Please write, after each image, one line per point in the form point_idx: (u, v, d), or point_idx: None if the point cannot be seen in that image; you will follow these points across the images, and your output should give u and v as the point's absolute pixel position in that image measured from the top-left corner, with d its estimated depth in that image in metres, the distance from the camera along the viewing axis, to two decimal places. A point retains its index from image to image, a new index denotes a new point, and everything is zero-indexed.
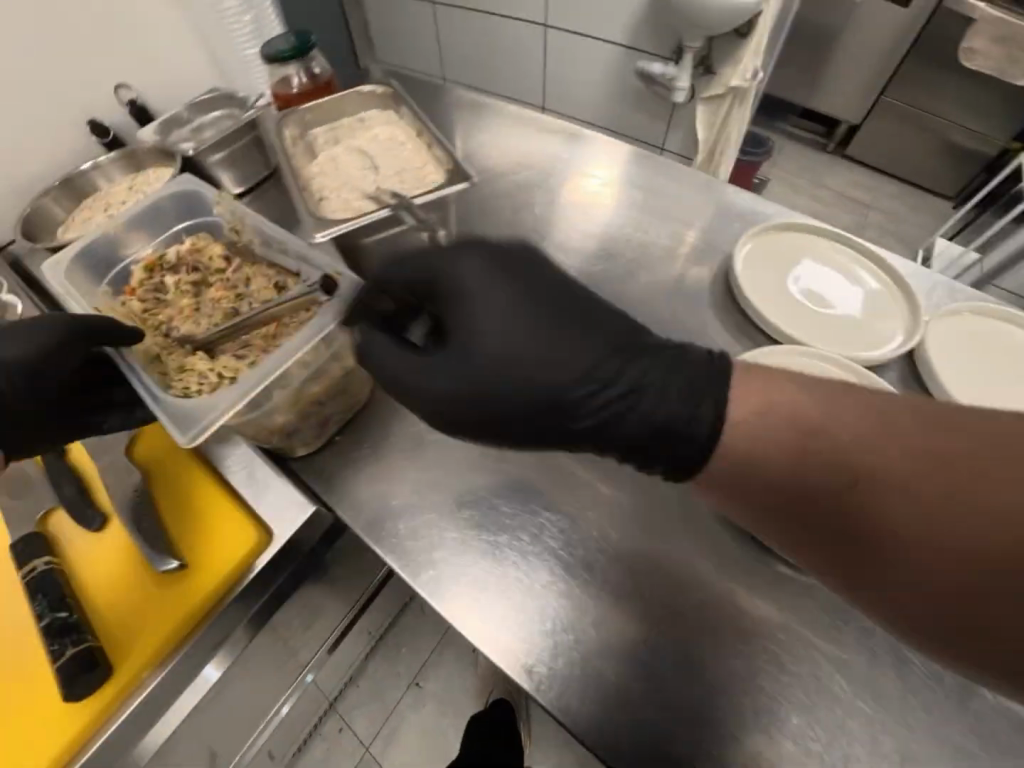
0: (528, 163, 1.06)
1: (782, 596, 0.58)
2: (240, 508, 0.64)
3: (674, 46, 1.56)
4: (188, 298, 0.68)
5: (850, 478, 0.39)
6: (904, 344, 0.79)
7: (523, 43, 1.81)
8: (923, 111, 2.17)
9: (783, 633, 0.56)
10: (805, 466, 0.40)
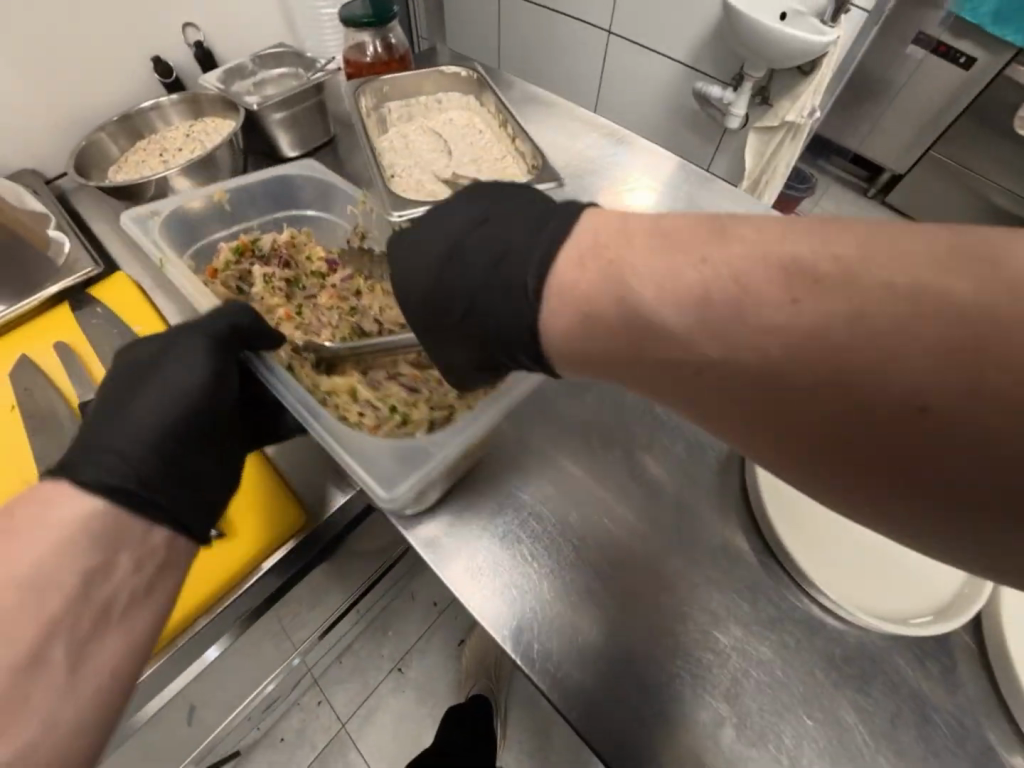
0: (579, 162, 1.06)
1: (811, 641, 0.53)
2: (274, 489, 0.63)
3: (736, 72, 1.55)
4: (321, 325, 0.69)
5: (869, 345, 0.24)
6: None
7: (584, 51, 1.81)
8: (970, 171, 2.16)
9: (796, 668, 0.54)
10: (755, 383, 0.27)
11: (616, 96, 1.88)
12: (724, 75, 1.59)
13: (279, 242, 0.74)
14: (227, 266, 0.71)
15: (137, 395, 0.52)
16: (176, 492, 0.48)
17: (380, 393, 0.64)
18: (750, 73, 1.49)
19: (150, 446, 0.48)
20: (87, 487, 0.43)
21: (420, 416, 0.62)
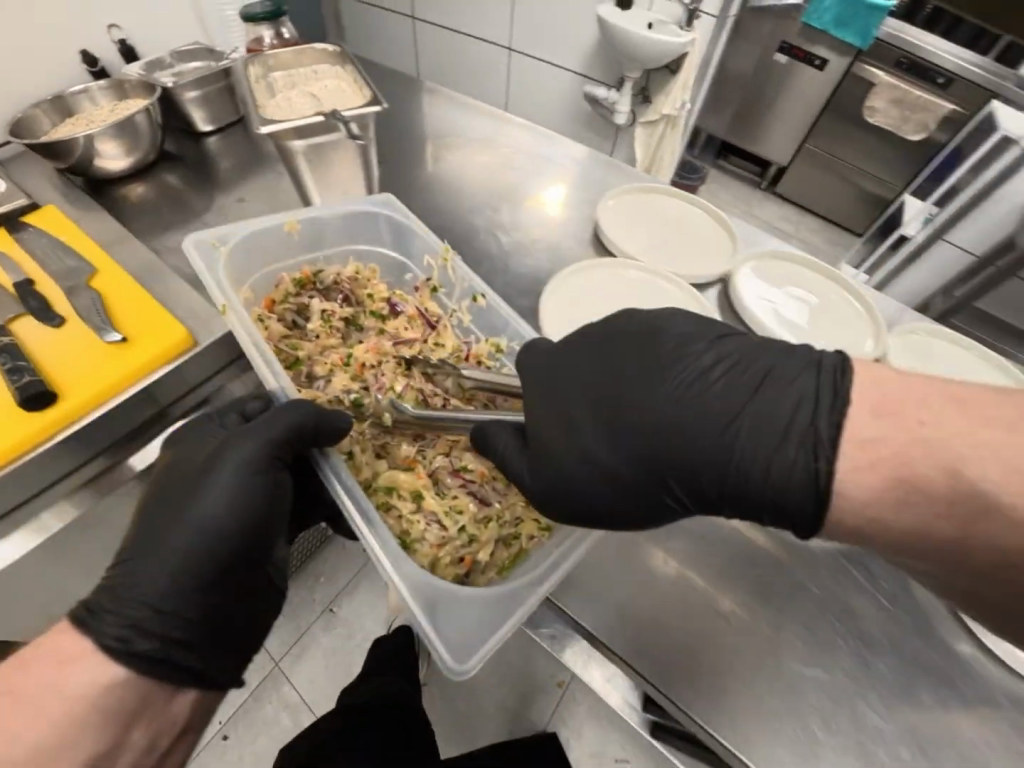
0: (487, 159, 1.12)
1: None
2: (170, 316, 0.73)
3: (618, 76, 1.81)
4: (390, 443, 0.71)
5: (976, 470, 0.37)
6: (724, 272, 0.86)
7: (492, 65, 2.06)
8: (840, 160, 2.49)
9: None
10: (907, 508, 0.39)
11: (524, 103, 2.12)
12: (609, 79, 1.85)
13: (342, 279, 0.81)
14: (287, 299, 0.78)
15: (194, 504, 0.56)
16: (202, 617, 0.54)
17: (449, 505, 0.67)
18: (628, 75, 1.74)
19: (187, 584, 0.54)
20: (118, 656, 0.49)
21: (489, 534, 0.66)
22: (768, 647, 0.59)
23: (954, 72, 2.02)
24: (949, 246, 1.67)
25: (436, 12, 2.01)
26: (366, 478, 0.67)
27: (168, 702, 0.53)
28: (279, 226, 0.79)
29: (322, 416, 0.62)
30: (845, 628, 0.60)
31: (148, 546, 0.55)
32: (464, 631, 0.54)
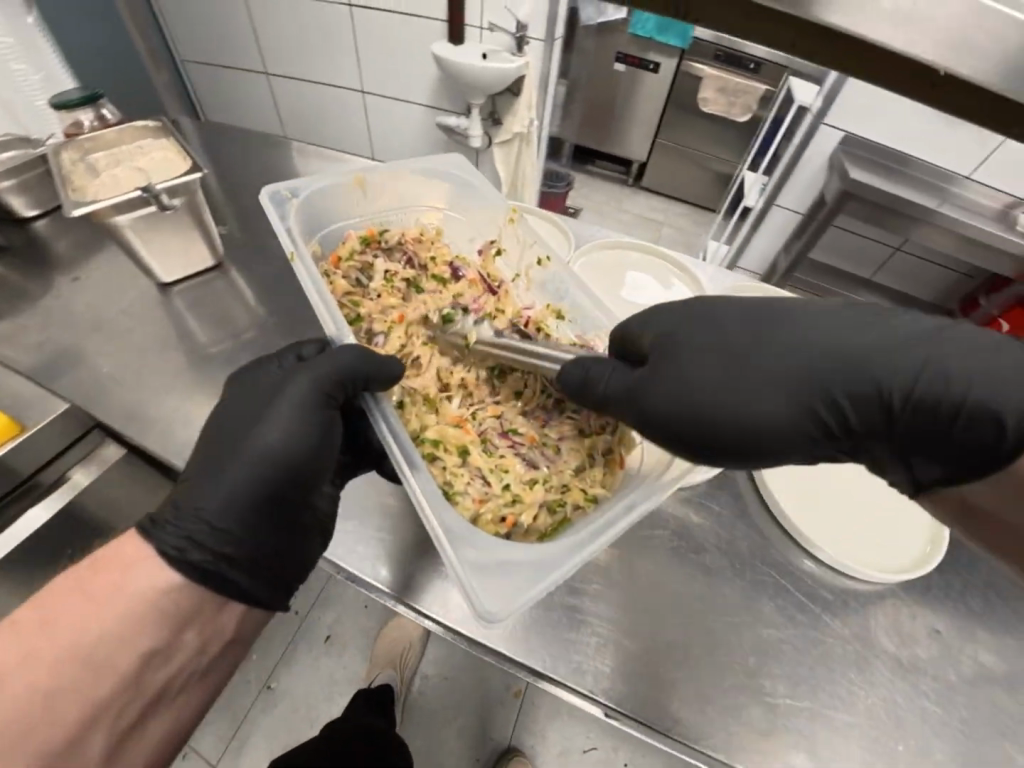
0: None
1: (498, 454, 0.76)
2: None
3: (466, 104, 1.91)
4: (445, 399, 0.81)
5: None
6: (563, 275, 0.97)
7: (350, 109, 2.11)
8: (689, 148, 2.74)
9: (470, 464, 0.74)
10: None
11: (387, 141, 2.18)
12: (460, 107, 1.94)
13: (404, 241, 0.93)
14: (352, 256, 0.90)
15: (254, 436, 0.61)
16: (256, 543, 0.59)
17: (497, 465, 0.75)
18: (474, 102, 1.84)
19: (244, 506, 0.59)
20: (174, 563, 0.55)
21: (532, 494, 0.71)
22: (649, 601, 0.63)
23: (761, 58, 2.26)
24: (782, 210, 1.91)
25: (283, 66, 2.04)
26: (414, 426, 0.75)
27: (217, 612, 0.59)
28: (346, 186, 0.95)
29: (370, 366, 0.66)
30: (715, 565, 0.66)
31: (216, 469, 0.60)
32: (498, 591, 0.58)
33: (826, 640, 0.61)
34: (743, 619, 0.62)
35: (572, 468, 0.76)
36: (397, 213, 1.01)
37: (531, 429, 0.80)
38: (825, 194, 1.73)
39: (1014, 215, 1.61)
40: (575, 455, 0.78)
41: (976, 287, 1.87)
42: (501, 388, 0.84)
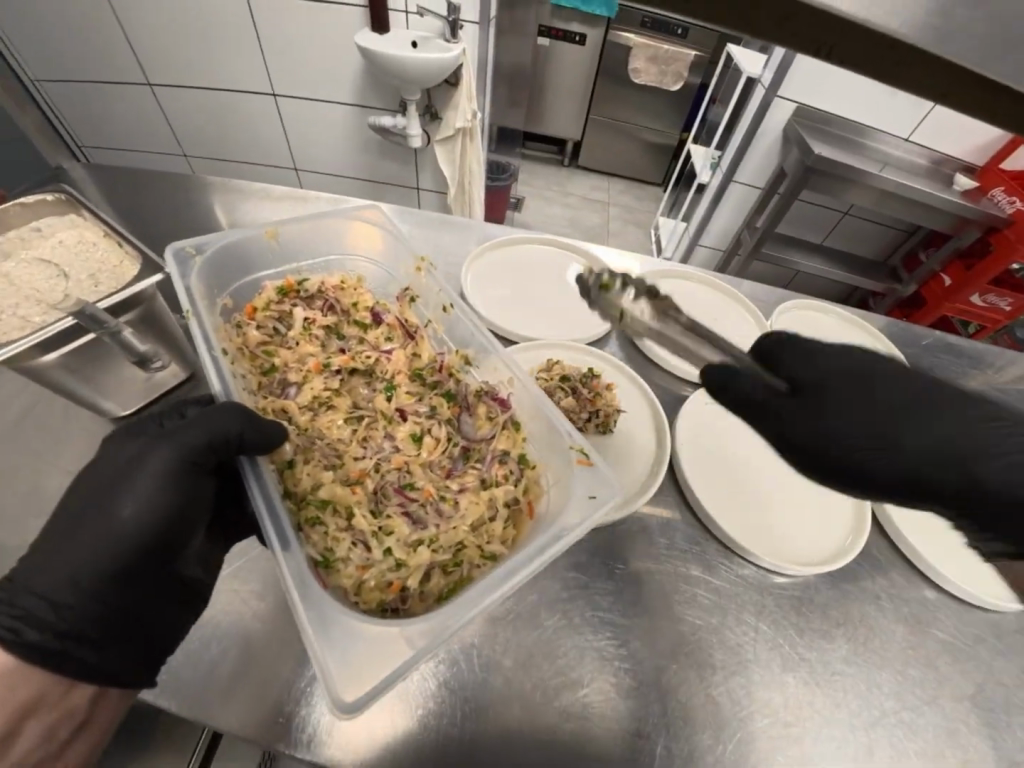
0: None
1: (588, 574, 0.61)
2: None
3: (398, 100, 1.67)
4: (339, 452, 0.63)
5: None
6: (610, 320, 0.87)
7: (257, 113, 1.80)
8: (624, 122, 2.56)
9: (559, 597, 0.59)
10: None
11: (310, 147, 1.91)
12: (392, 104, 1.71)
13: (326, 287, 0.78)
14: (269, 305, 0.75)
15: (114, 494, 0.48)
16: (104, 622, 0.46)
17: (381, 525, 0.58)
18: (409, 98, 1.60)
19: (98, 583, 0.46)
20: (6, 648, 0.43)
21: (419, 558, 0.55)
22: (817, 726, 0.53)
23: (688, 22, 2.16)
24: (740, 185, 1.84)
25: (167, 71, 1.71)
26: (305, 486, 0.58)
27: (67, 691, 0.46)
28: (258, 236, 0.77)
29: (254, 425, 0.54)
30: (862, 658, 0.58)
31: (70, 531, 0.47)
32: (346, 667, 0.46)
33: (993, 731, 0.55)
34: (909, 719, 0.55)
35: (469, 523, 0.59)
36: (314, 259, 0.83)
37: (433, 481, 0.63)
38: (784, 166, 1.66)
39: (944, 169, 1.65)
40: (474, 507, 0.60)
41: (913, 242, 1.87)
42: (401, 431, 0.67)
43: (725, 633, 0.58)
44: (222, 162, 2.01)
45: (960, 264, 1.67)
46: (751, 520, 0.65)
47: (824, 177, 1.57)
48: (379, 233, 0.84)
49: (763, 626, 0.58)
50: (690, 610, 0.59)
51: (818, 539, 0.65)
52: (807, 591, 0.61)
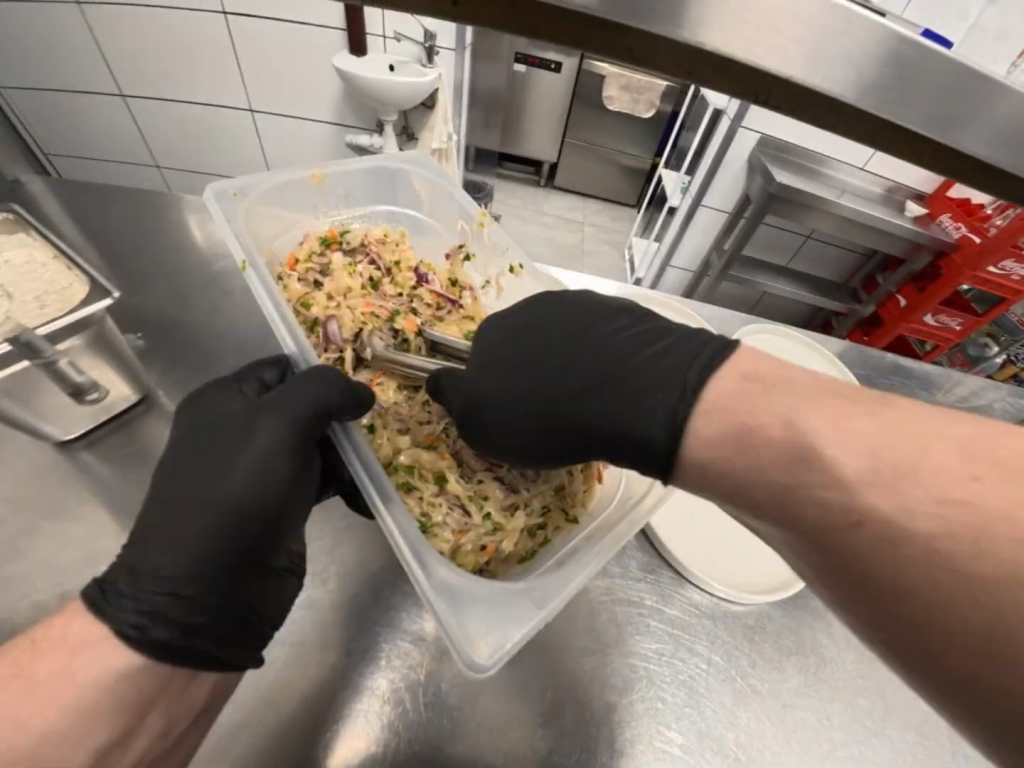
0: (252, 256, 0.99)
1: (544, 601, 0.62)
2: None
3: (376, 120, 1.70)
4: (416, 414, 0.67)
5: None
6: None
7: (233, 128, 1.80)
8: (599, 145, 2.63)
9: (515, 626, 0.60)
10: None
11: (286, 163, 1.91)
12: (370, 124, 1.73)
13: (369, 240, 0.78)
14: (310, 258, 0.74)
15: (225, 473, 0.50)
16: (227, 605, 0.48)
17: (475, 490, 0.64)
18: (385, 119, 1.63)
19: (217, 567, 0.47)
20: (136, 646, 0.43)
21: (515, 524, 0.61)
22: (759, 747, 0.55)
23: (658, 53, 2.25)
24: (709, 210, 1.91)
25: (144, 85, 1.71)
26: (385, 457, 0.62)
27: (185, 685, 0.47)
28: (305, 181, 0.78)
29: (348, 391, 0.56)
30: (806, 679, 0.59)
31: (185, 518, 0.48)
32: (477, 629, 0.49)
33: (931, 748, 0.57)
34: (848, 738, 0.57)
35: (552, 491, 0.65)
36: (353, 213, 0.85)
37: (509, 448, 0.68)
38: (749, 192, 1.73)
39: (897, 197, 1.73)
40: (553, 473, 0.66)
41: (870, 266, 1.95)
42: None
43: (678, 665, 0.59)
44: (197, 175, 2.00)
45: (913, 286, 1.74)
46: (707, 548, 0.66)
47: (787, 204, 1.64)
48: (410, 187, 0.86)
49: (716, 657, 0.60)
50: (642, 635, 0.60)
51: (771, 570, 0.66)
52: (761, 621, 0.63)
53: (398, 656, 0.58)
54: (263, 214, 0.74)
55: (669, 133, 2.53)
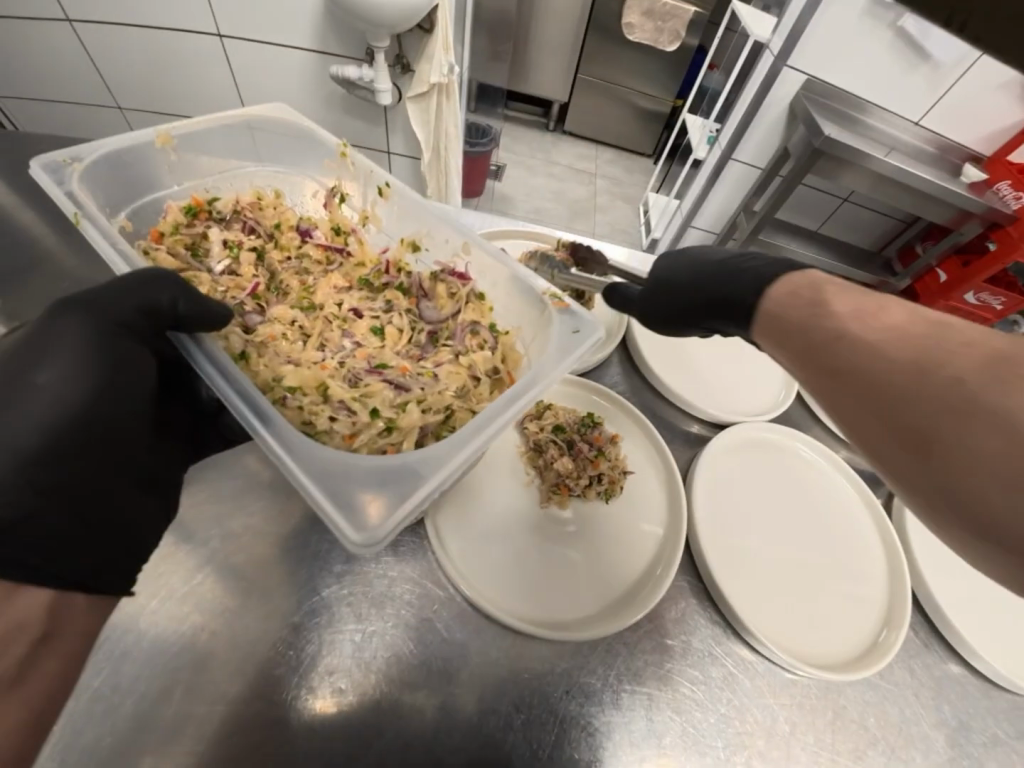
0: None
1: (592, 662, 0.55)
2: None
3: (366, 48, 1.46)
4: (297, 342, 0.64)
5: None
6: (612, 344, 0.78)
7: (201, 59, 1.55)
8: (614, 84, 2.36)
9: (562, 693, 0.53)
10: None
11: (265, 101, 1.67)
12: (359, 53, 1.49)
13: (241, 207, 0.75)
14: (177, 229, 0.70)
15: (32, 370, 0.47)
16: (33, 504, 0.45)
17: (361, 392, 0.59)
18: (377, 46, 1.39)
19: (23, 460, 0.45)
20: None
21: (409, 420, 0.57)
22: None
23: None
24: (739, 164, 1.71)
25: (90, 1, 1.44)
26: (263, 379, 0.57)
27: (11, 600, 0.42)
28: (151, 145, 0.70)
29: (189, 295, 0.52)
30: (877, 744, 0.54)
31: None
32: (361, 503, 0.44)
33: None
34: None
35: (454, 391, 0.61)
36: (221, 173, 0.79)
37: (405, 361, 0.66)
38: (788, 146, 1.54)
39: (950, 159, 1.56)
40: (454, 377, 0.63)
41: (909, 235, 1.79)
42: (359, 328, 0.69)
43: (750, 746, 0.53)
44: (160, 116, 1.75)
45: (957, 258, 1.59)
46: (761, 602, 0.59)
47: (832, 161, 1.46)
48: (273, 134, 0.79)
49: (788, 735, 0.54)
50: (697, 699, 0.54)
51: (839, 635, 0.59)
52: (826, 688, 0.56)
53: (431, 745, 0.49)
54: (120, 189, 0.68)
55: (694, 71, 2.26)
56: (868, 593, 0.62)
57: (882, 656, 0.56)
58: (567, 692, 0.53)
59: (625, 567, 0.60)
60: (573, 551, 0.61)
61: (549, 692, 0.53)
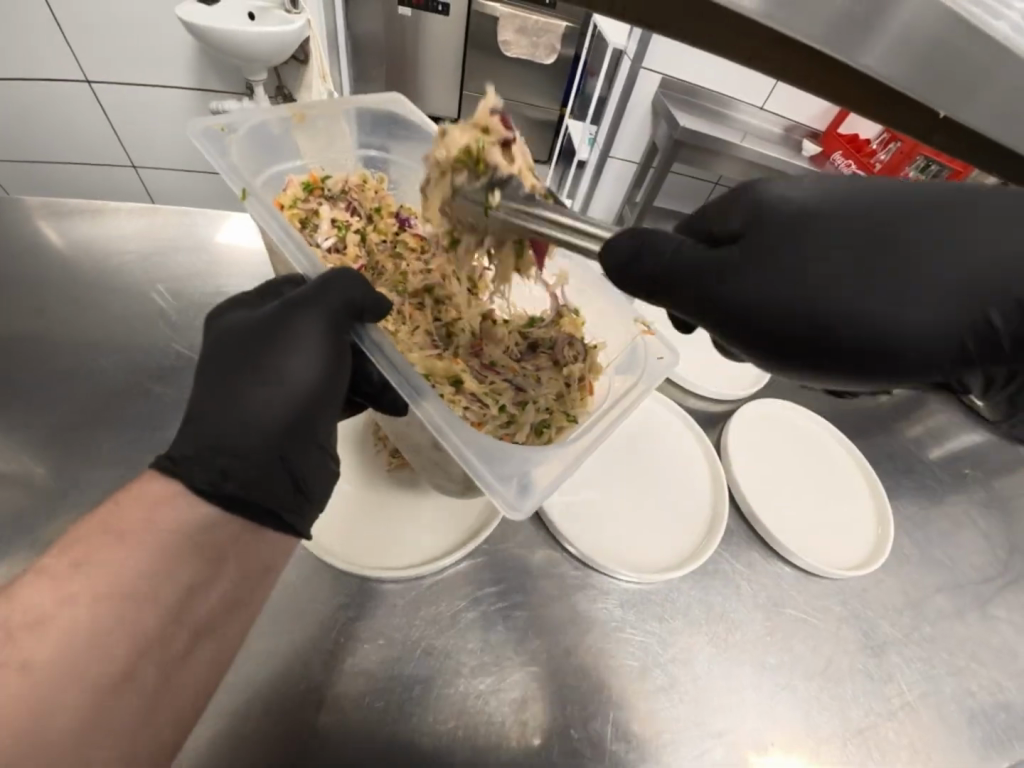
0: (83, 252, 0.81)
1: (457, 615, 0.54)
2: None
3: (245, 82, 1.49)
4: (414, 329, 0.62)
5: None
6: None
7: (69, 104, 1.53)
8: (503, 98, 2.48)
9: (420, 654, 0.52)
10: None
11: (143, 139, 1.65)
12: (237, 86, 1.52)
13: (350, 188, 0.72)
14: (295, 202, 0.67)
15: (278, 357, 0.48)
16: (273, 470, 0.47)
17: (489, 386, 0.59)
18: (254, 80, 1.43)
19: (274, 428, 0.47)
20: (207, 497, 0.44)
21: (528, 414, 0.57)
22: (694, 723, 0.52)
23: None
24: (617, 161, 1.85)
25: None
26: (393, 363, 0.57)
27: (254, 541, 0.47)
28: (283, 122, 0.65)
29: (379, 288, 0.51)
30: (734, 645, 0.57)
31: (232, 389, 0.47)
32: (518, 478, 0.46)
33: (855, 691, 0.57)
34: (779, 701, 0.54)
35: (555, 395, 0.60)
36: (325, 160, 0.73)
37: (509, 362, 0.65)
38: (655, 140, 1.69)
39: (794, 138, 1.74)
40: (555, 382, 0.61)
41: None
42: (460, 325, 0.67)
43: (594, 652, 0.54)
44: (29, 166, 1.69)
45: None
46: (605, 534, 0.62)
47: (692, 148, 1.60)
48: (353, 123, 0.73)
49: (647, 650, 0.55)
50: (559, 632, 0.55)
51: (672, 546, 0.62)
52: (670, 599, 0.59)
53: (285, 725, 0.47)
54: (252, 159, 0.62)
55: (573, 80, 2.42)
56: (702, 505, 0.67)
57: (700, 559, 0.60)
58: (423, 650, 0.52)
59: (465, 521, 0.61)
60: (403, 497, 0.61)
61: (380, 637, 0.52)
